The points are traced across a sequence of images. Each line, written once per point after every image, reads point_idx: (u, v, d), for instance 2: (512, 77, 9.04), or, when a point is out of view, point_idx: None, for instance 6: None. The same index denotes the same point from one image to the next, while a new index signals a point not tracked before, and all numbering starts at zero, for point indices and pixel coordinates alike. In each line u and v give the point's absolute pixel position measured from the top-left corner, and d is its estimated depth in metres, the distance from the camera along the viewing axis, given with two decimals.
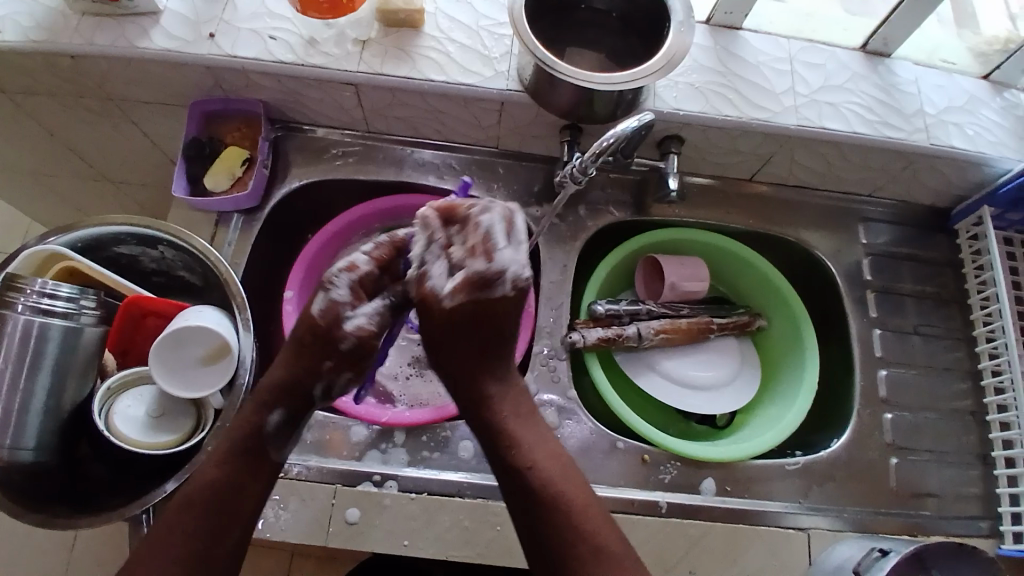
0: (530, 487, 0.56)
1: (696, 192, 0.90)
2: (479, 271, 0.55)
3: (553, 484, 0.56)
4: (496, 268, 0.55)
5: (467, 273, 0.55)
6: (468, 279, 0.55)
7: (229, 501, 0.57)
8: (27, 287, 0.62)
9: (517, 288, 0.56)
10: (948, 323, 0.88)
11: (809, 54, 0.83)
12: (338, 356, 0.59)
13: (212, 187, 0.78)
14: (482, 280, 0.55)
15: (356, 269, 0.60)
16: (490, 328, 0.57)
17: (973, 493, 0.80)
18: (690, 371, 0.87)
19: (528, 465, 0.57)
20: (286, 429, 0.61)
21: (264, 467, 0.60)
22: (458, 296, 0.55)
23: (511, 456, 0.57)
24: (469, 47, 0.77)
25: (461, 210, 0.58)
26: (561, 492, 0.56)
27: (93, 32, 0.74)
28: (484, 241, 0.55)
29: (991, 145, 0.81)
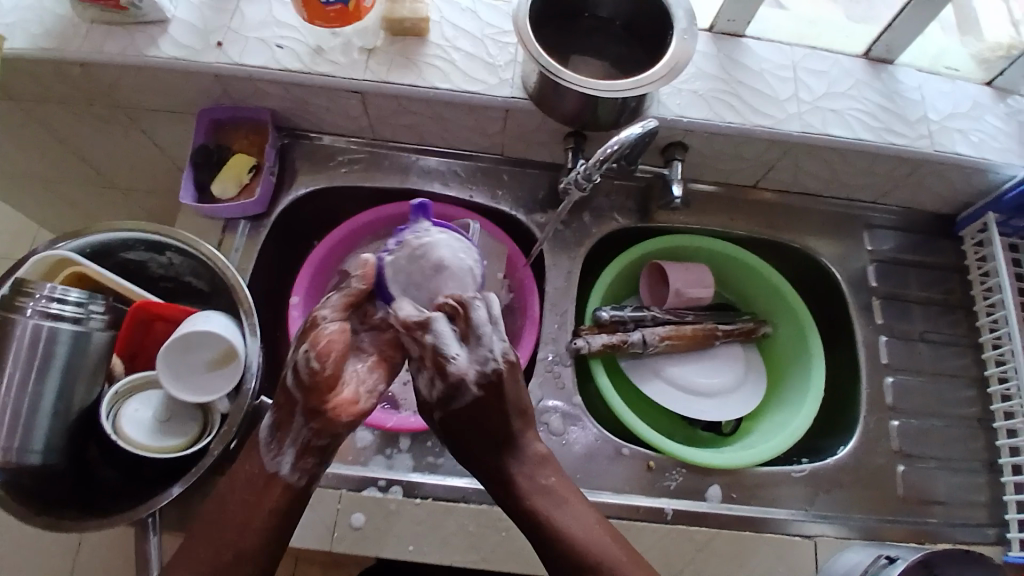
0: (567, 558, 0.55)
1: (700, 199, 0.90)
2: (444, 384, 0.60)
3: (579, 546, 0.55)
4: (453, 377, 0.59)
5: (438, 387, 0.60)
6: (441, 392, 0.60)
7: (222, 533, 0.55)
8: (36, 292, 0.63)
9: (479, 388, 0.59)
10: (954, 329, 0.87)
11: (812, 62, 0.83)
12: (303, 338, 0.57)
13: (219, 194, 0.79)
14: (449, 388, 0.60)
15: (349, 288, 0.60)
16: (481, 414, 0.60)
17: (981, 501, 0.79)
18: (695, 378, 0.86)
19: (558, 536, 0.56)
20: (274, 436, 0.58)
21: (259, 481, 0.58)
22: (439, 403, 0.61)
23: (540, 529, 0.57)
24: (474, 55, 0.78)
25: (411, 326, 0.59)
26: (591, 554, 0.55)
27: (104, 41, 0.75)
28: (439, 354, 0.59)
29: (996, 152, 0.81)
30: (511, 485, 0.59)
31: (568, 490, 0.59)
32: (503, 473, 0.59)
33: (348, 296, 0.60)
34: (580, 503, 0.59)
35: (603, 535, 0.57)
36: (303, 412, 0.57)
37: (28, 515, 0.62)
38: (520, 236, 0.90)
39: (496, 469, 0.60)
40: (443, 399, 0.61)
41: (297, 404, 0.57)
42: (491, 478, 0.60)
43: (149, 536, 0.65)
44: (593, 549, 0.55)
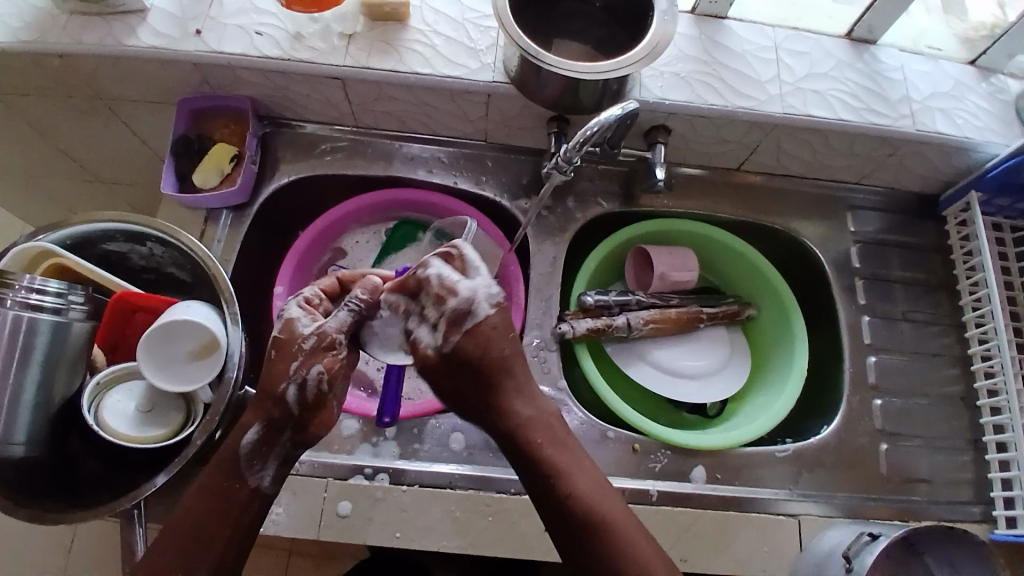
0: (573, 518, 0.56)
1: (684, 182, 0.90)
2: (453, 308, 0.56)
3: (589, 508, 0.56)
4: (460, 303, 0.56)
5: (445, 315, 0.56)
6: (448, 319, 0.56)
7: (209, 526, 0.57)
8: (15, 283, 0.62)
9: (494, 309, 0.56)
10: (936, 309, 0.88)
11: (794, 43, 0.83)
12: (304, 356, 0.58)
13: (201, 184, 0.78)
14: (457, 316, 0.56)
15: (311, 298, 0.62)
16: (474, 345, 0.56)
17: (965, 478, 0.80)
18: (679, 361, 0.87)
19: (568, 495, 0.56)
20: (259, 449, 0.59)
21: (241, 492, 0.59)
22: (451, 337, 0.56)
23: (550, 485, 0.57)
24: (455, 39, 0.78)
25: (412, 275, 0.58)
26: (601, 518, 0.56)
27: (80, 31, 0.74)
28: (443, 285, 0.56)
29: (978, 131, 0.81)
30: (523, 433, 0.58)
31: (572, 455, 0.59)
32: (511, 417, 0.58)
33: (358, 316, 0.60)
34: (586, 468, 0.59)
35: (610, 498, 0.57)
36: (292, 429, 0.60)
37: (13, 505, 0.61)
38: (504, 222, 0.90)
39: (502, 403, 0.58)
40: (453, 333, 0.56)
41: (286, 422, 0.59)
42: (477, 405, 0.59)
43: (135, 529, 0.65)
44: (604, 511, 0.56)
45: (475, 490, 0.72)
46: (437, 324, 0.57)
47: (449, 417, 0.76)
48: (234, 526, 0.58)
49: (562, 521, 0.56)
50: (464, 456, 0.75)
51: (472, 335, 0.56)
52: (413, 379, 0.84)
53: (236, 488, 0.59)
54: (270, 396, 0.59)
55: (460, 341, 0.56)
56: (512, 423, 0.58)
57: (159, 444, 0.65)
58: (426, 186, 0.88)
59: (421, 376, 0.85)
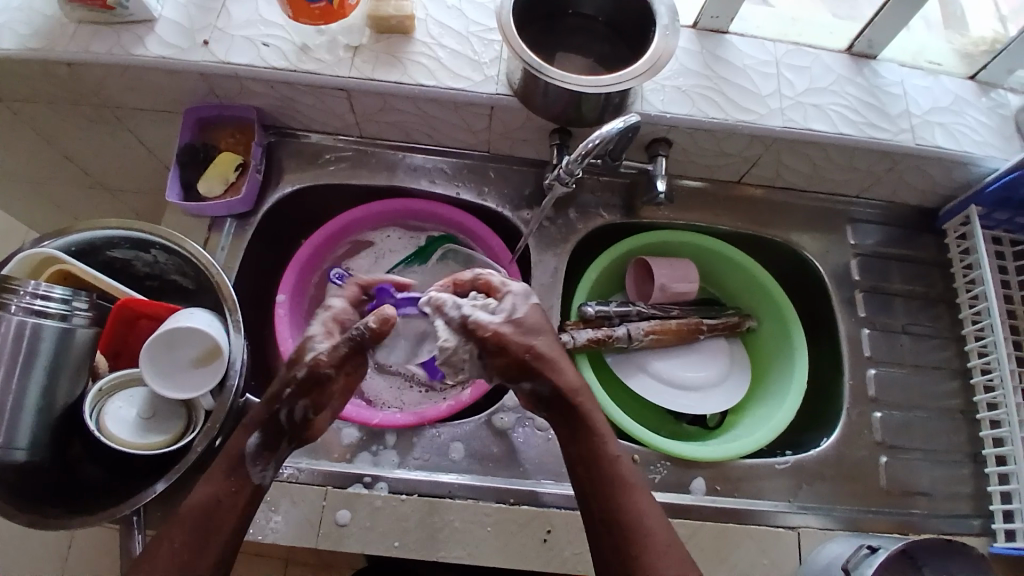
0: (616, 475, 0.59)
1: (685, 195, 0.91)
2: (513, 289, 0.64)
3: (632, 472, 0.60)
4: (519, 289, 0.64)
5: (510, 295, 0.63)
6: (515, 296, 0.63)
7: (217, 516, 0.57)
8: (21, 288, 0.63)
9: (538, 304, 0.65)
10: (936, 322, 0.88)
11: (794, 57, 0.84)
12: (297, 385, 0.59)
13: (206, 192, 0.79)
14: (521, 295, 0.63)
15: (333, 310, 0.64)
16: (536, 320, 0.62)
17: (964, 492, 0.80)
18: (679, 371, 0.87)
19: (617, 455, 0.60)
20: (265, 450, 0.60)
21: (247, 488, 0.59)
22: (518, 309, 0.62)
23: (599, 446, 0.60)
24: (459, 52, 0.78)
25: (461, 275, 0.66)
26: (640, 485, 0.60)
27: (89, 40, 0.75)
28: (497, 278, 0.65)
29: (977, 146, 0.82)
30: (578, 396, 0.61)
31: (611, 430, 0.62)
32: (564, 381, 0.61)
33: (359, 345, 0.59)
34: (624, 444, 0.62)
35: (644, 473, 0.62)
36: (290, 437, 0.61)
37: (15, 511, 0.62)
38: (505, 231, 0.90)
39: (557, 363, 0.61)
40: (521, 307, 0.62)
41: (282, 432, 0.61)
42: (522, 366, 0.60)
43: (134, 535, 0.66)
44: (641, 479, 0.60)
45: (474, 499, 0.72)
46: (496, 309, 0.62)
47: (450, 425, 0.77)
48: (230, 523, 0.58)
49: (603, 479, 0.59)
50: (464, 465, 0.75)
51: (535, 313, 0.63)
52: (400, 387, 0.85)
53: (240, 479, 0.59)
54: (268, 408, 0.60)
55: (527, 314, 0.62)
56: (562, 383, 0.61)
57: (158, 451, 0.65)
58: (429, 196, 0.89)
59: (407, 386, 0.85)
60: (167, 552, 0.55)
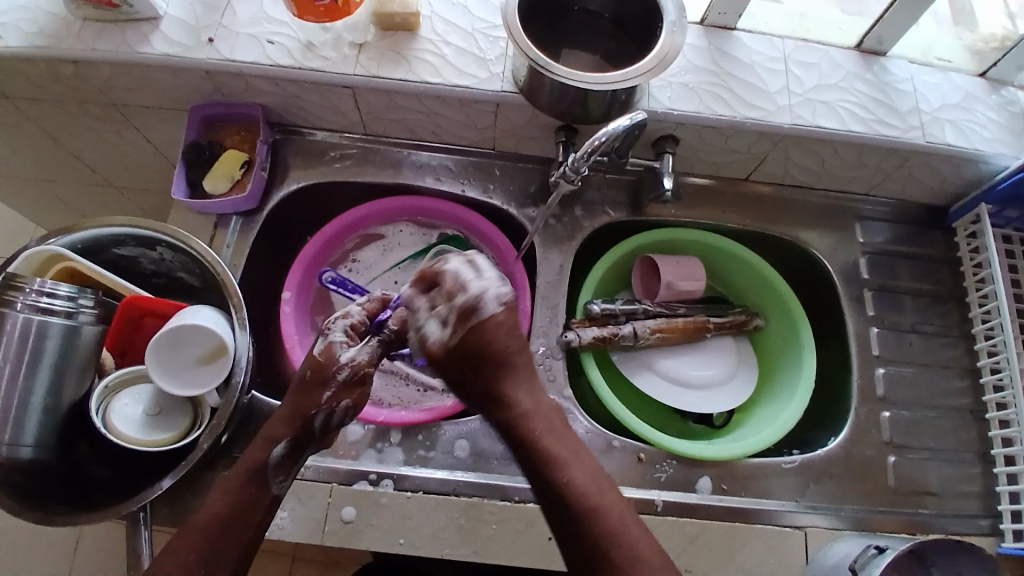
0: (576, 505, 0.55)
1: (692, 192, 0.90)
2: (462, 301, 0.56)
3: (586, 498, 0.55)
4: (472, 298, 0.56)
5: (455, 309, 0.57)
6: (458, 312, 0.57)
7: (233, 529, 0.57)
8: (26, 286, 0.64)
9: (502, 305, 0.57)
10: (945, 320, 0.87)
11: (803, 54, 0.83)
12: (338, 387, 0.60)
13: (212, 191, 0.79)
14: (468, 310, 0.56)
15: (351, 317, 0.64)
16: (481, 339, 0.56)
17: (973, 492, 0.80)
18: (685, 370, 0.87)
19: (565, 482, 0.55)
20: (288, 463, 0.60)
21: (263, 499, 0.59)
22: (457, 331, 0.57)
23: (547, 473, 0.56)
24: (464, 49, 0.78)
25: (428, 269, 0.60)
26: (602, 508, 0.55)
27: (95, 39, 0.75)
28: (457, 280, 0.57)
29: (986, 143, 0.81)
30: (524, 420, 0.58)
31: (568, 450, 0.58)
32: (509, 408, 0.58)
33: (386, 346, 0.63)
34: (583, 461, 0.58)
35: (612, 490, 0.57)
36: (313, 446, 0.62)
37: (22, 509, 0.63)
38: (511, 229, 0.90)
39: (501, 393, 0.58)
40: (460, 326, 0.56)
41: (309, 441, 0.61)
42: (476, 394, 0.59)
43: (141, 531, 0.66)
44: (602, 499, 0.55)
45: (479, 497, 0.72)
46: (445, 322, 0.58)
47: (456, 423, 0.76)
48: (244, 539, 0.58)
49: (556, 510, 0.55)
50: (470, 463, 0.75)
51: (479, 331, 0.56)
52: (396, 386, 0.84)
53: (259, 493, 0.59)
54: (296, 418, 0.60)
55: (466, 335, 0.56)
56: (509, 414, 0.58)
57: (163, 448, 0.65)
58: (434, 194, 0.88)
59: (404, 383, 0.85)
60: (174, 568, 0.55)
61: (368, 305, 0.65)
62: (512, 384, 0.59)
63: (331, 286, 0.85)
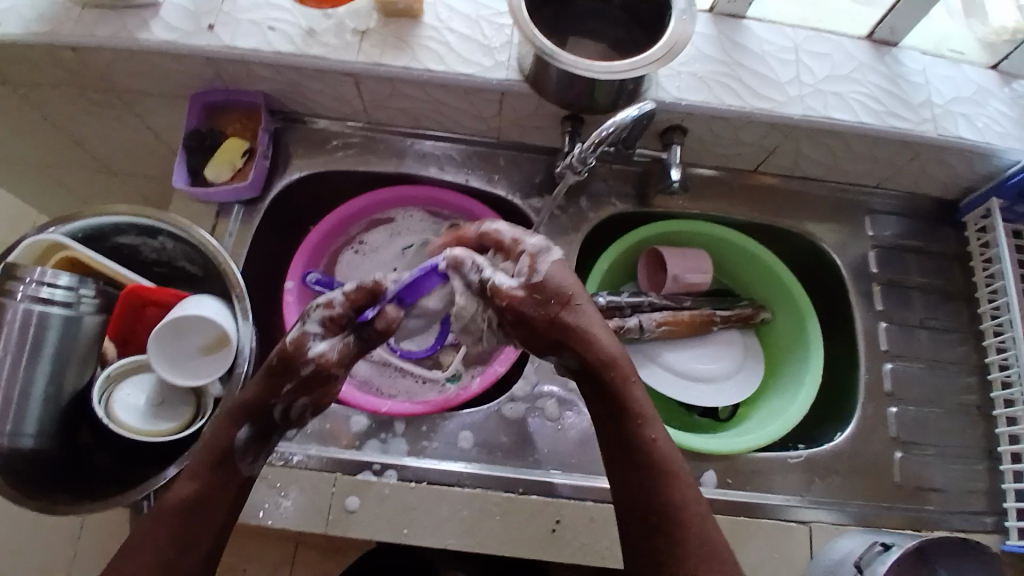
0: (654, 460, 0.55)
1: (699, 183, 0.89)
2: (534, 246, 0.57)
3: (664, 456, 0.55)
4: (533, 249, 0.58)
5: (528, 253, 0.57)
6: (531, 256, 0.56)
7: (200, 512, 0.56)
8: (26, 276, 0.63)
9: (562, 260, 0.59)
10: (954, 316, 0.86)
11: (814, 43, 0.81)
12: (298, 381, 0.58)
13: (213, 179, 0.78)
14: (537, 255, 0.56)
15: (333, 308, 0.57)
16: (567, 279, 0.56)
17: (979, 489, 0.79)
18: (691, 363, 0.86)
19: (652, 439, 0.55)
20: (252, 446, 0.59)
21: (234, 481, 0.59)
22: (542, 269, 0.56)
23: (637, 427, 0.55)
24: (469, 36, 0.77)
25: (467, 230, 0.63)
26: (680, 470, 0.55)
27: (95, 25, 0.74)
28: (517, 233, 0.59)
29: (999, 137, 0.79)
30: (618, 368, 0.56)
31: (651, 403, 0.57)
32: (608, 349, 0.56)
33: (363, 345, 0.59)
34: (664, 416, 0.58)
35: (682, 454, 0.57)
36: (275, 432, 0.61)
37: (22, 497, 0.62)
38: (516, 220, 0.89)
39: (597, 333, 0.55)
40: (541, 267, 0.56)
41: (271, 428, 0.60)
42: (565, 329, 0.55)
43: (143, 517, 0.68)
44: (678, 464, 0.55)
45: (483, 489, 0.72)
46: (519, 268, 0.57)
47: (461, 414, 0.76)
48: (214, 524, 0.57)
49: (635, 460, 0.55)
50: (474, 454, 0.74)
51: (562, 270, 0.56)
52: (394, 377, 0.84)
53: (226, 477, 0.58)
54: (259, 403, 0.58)
55: (552, 274, 0.55)
56: (601, 355, 0.55)
57: (166, 439, 0.65)
58: (438, 183, 0.87)
59: (402, 375, 0.84)
60: (155, 541, 0.54)
61: (352, 296, 0.58)
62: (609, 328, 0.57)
63: (316, 288, 0.83)
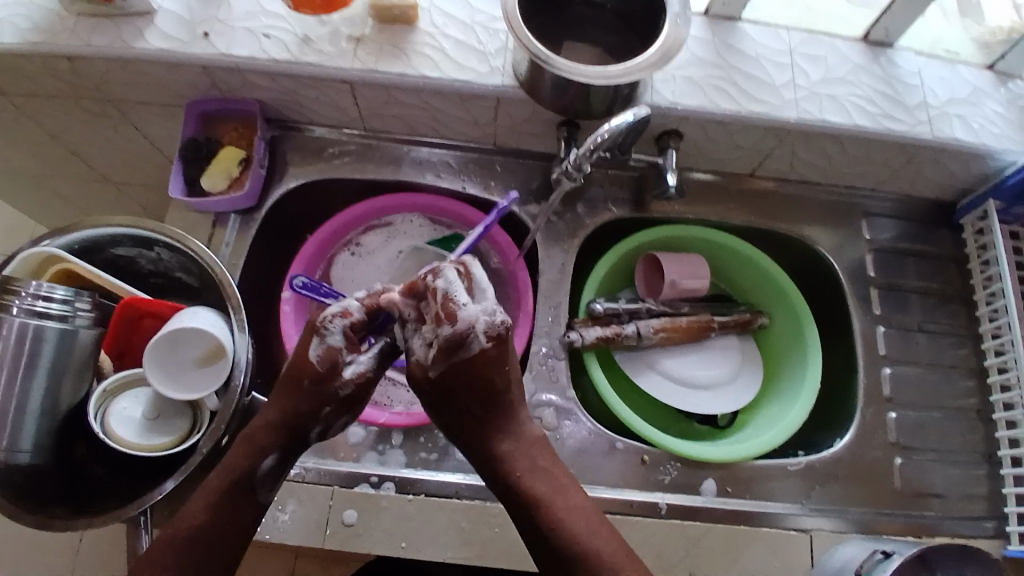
0: (563, 547, 0.54)
1: (697, 188, 0.89)
2: (448, 335, 0.55)
3: (572, 542, 0.54)
4: (461, 329, 0.55)
5: (439, 340, 0.56)
6: (440, 345, 0.56)
7: (213, 541, 0.57)
8: (21, 290, 0.62)
9: (490, 339, 0.56)
10: (952, 319, 0.86)
11: (810, 47, 0.81)
12: (339, 402, 0.60)
13: (210, 188, 0.78)
14: (452, 344, 0.56)
15: (351, 315, 0.60)
16: (468, 370, 0.57)
17: (979, 494, 0.79)
18: (689, 369, 0.86)
19: (551, 526, 0.55)
20: (276, 471, 0.60)
21: (250, 510, 0.59)
22: (440, 360, 0.57)
23: (533, 517, 0.56)
24: (463, 42, 0.76)
25: (420, 281, 0.58)
26: (592, 549, 0.54)
27: (88, 33, 0.73)
28: (445, 304, 0.56)
29: (995, 138, 0.79)
30: (501, 462, 0.58)
31: (552, 489, 0.57)
32: (489, 447, 0.58)
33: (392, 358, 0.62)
34: (574, 497, 0.57)
35: (607, 531, 0.56)
36: (297, 454, 0.62)
37: (19, 513, 0.62)
38: (512, 226, 0.89)
39: (483, 429, 0.59)
40: (451, 354, 0.56)
41: (300, 448, 0.61)
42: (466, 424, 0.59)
43: (141, 533, 0.67)
44: (595, 544, 0.54)
45: (481, 500, 0.71)
46: (430, 339, 0.57)
47: None
48: (227, 550, 0.57)
49: (546, 553, 0.55)
50: (471, 465, 0.74)
51: (479, 356, 0.57)
52: (383, 385, 0.83)
53: (246, 499, 0.59)
54: (293, 425, 0.59)
55: (466, 358, 0.56)
56: (489, 452, 0.58)
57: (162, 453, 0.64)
58: (435, 191, 0.87)
59: (393, 384, 0.84)
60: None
61: (368, 304, 0.61)
62: (491, 424, 0.59)
63: (303, 292, 0.80)
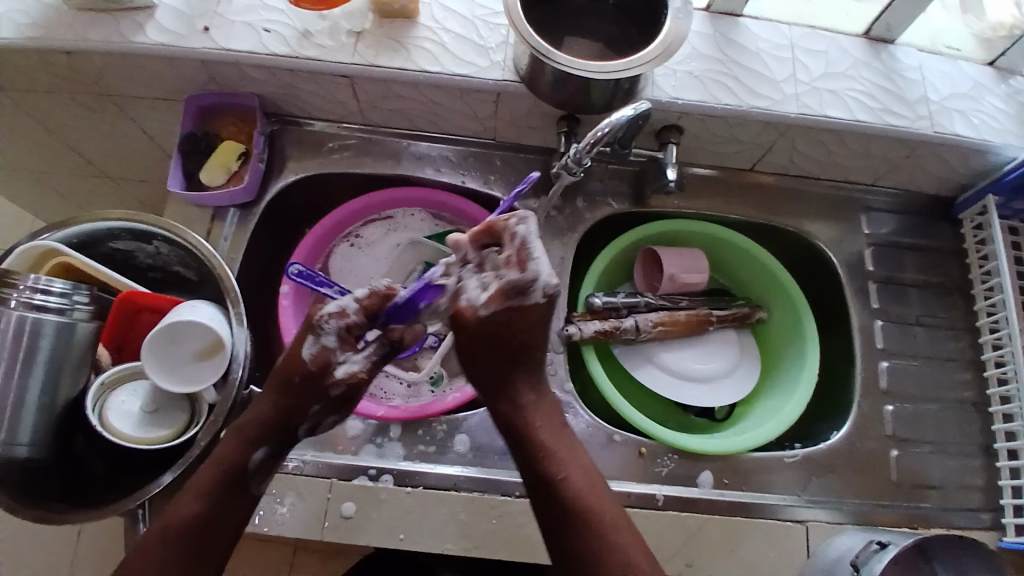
0: (567, 500, 0.56)
1: (696, 182, 0.89)
2: (513, 280, 0.55)
3: (574, 495, 0.56)
4: (522, 280, 0.55)
5: (502, 282, 0.55)
6: (502, 287, 0.55)
7: (210, 532, 0.57)
8: (20, 283, 0.63)
9: (547, 297, 0.56)
10: (950, 313, 0.86)
11: (809, 41, 0.81)
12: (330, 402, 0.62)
13: (208, 182, 0.78)
14: (511, 290, 0.55)
15: (346, 317, 0.62)
16: (516, 322, 0.57)
17: (975, 486, 0.79)
18: (687, 362, 0.86)
19: (560, 477, 0.57)
20: (269, 464, 0.61)
21: (243, 501, 0.60)
22: (493, 304, 0.56)
23: (541, 468, 0.58)
24: (464, 37, 0.76)
25: (501, 223, 0.57)
26: (593, 507, 0.56)
27: (87, 28, 0.73)
28: (522, 249, 0.55)
29: (995, 133, 0.79)
30: (522, 415, 0.60)
31: (563, 446, 0.59)
32: (511, 401, 0.60)
33: (387, 358, 0.64)
34: (580, 457, 0.59)
35: (617, 507, 0.57)
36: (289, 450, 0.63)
37: (18, 505, 0.62)
38: None
39: (508, 385, 0.60)
40: (505, 301, 0.55)
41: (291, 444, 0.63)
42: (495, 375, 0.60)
43: (139, 526, 0.67)
44: (595, 503, 0.56)
45: (480, 492, 0.72)
46: (490, 282, 0.56)
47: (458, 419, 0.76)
48: (222, 543, 0.58)
49: (548, 507, 0.57)
50: (470, 458, 0.75)
51: (529, 312, 0.56)
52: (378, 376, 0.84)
53: (238, 495, 0.60)
54: (284, 422, 0.61)
55: (516, 314, 0.56)
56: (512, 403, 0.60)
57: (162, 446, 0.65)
58: (435, 184, 0.87)
59: (387, 375, 0.84)
60: (150, 566, 0.55)
61: (367, 302, 0.62)
62: (522, 377, 0.61)
63: (298, 279, 0.79)
